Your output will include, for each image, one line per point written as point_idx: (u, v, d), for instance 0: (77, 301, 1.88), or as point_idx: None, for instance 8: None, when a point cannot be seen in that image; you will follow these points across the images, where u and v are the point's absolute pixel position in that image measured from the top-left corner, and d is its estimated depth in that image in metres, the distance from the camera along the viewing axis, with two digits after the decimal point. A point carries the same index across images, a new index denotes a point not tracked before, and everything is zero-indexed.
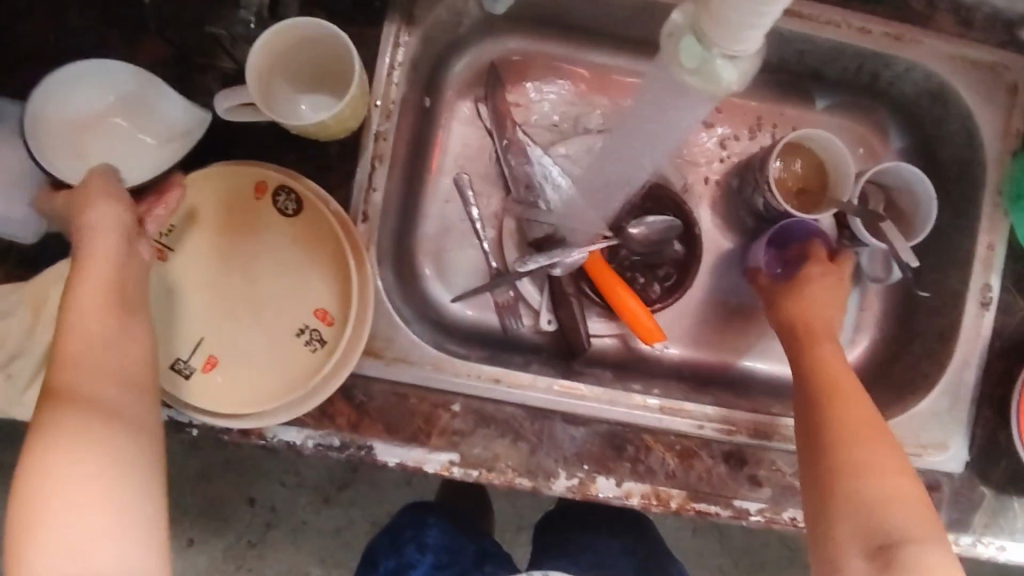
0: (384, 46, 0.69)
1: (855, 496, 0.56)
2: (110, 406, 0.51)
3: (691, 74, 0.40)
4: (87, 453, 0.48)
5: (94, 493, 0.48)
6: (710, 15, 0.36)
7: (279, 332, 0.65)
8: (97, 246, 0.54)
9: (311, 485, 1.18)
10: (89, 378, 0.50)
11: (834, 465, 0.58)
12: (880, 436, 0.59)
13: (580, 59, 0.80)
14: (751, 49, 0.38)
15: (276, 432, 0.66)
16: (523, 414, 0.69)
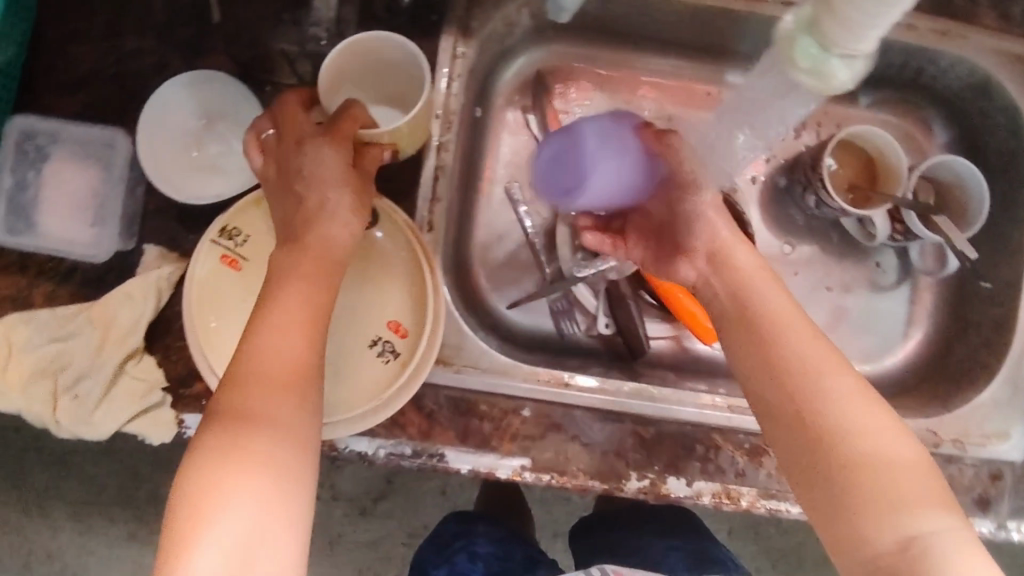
0: (444, 58, 0.70)
1: (841, 460, 0.49)
2: (295, 430, 0.49)
3: (804, 74, 0.42)
4: (253, 476, 0.47)
5: (271, 515, 0.46)
6: (829, 14, 0.38)
7: (351, 342, 0.66)
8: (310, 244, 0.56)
9: (350, 496, 1.18)
10: (262, 400, 0.49)
11: (809, 435, 0.51)
12: (846, 376, 0.52)
13: (626, 64, 0.82)
14: (866, 48, 0.39)
15: (348, 442, 0.67)
16: (592, 417, 0.70)
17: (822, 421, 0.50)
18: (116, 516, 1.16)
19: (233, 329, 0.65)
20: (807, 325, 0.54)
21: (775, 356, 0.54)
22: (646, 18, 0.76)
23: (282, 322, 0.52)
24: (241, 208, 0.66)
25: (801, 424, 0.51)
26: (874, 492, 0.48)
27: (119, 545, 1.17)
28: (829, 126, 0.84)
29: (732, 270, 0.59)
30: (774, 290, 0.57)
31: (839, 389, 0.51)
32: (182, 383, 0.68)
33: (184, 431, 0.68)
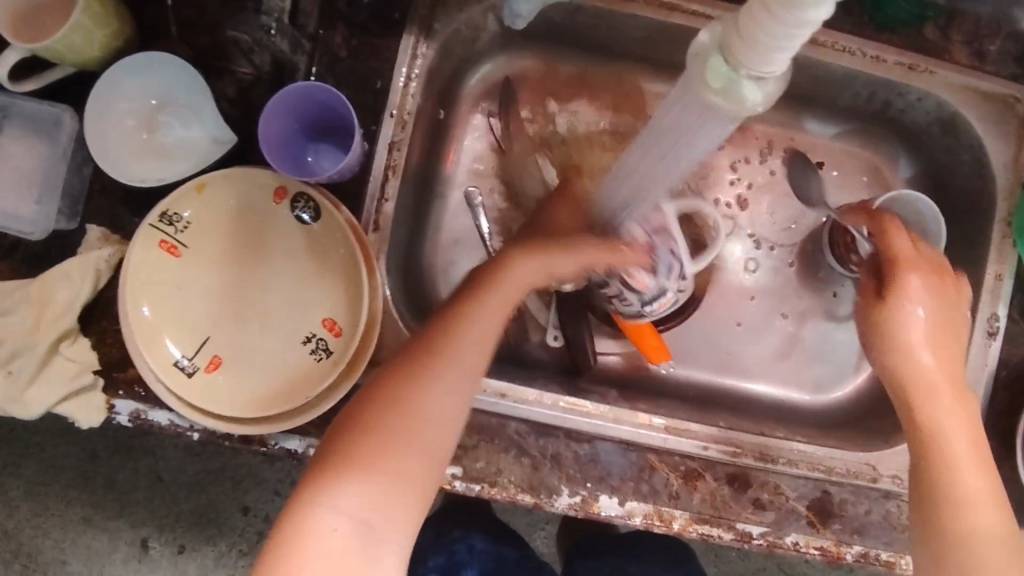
0: (403, 55, 0.69)
1: (966, 531, 0.55)
2: (386, 504, 0.50)
3: (715, 93, 0.41)
4: (358, 489, 0.50)
5: (387, 499, 0.50)
6: (738, 36, 0.37)
7: (285, 337, 0.65)
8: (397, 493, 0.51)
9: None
10: (398, 448, 0.52)
11: (951, 527, 0.55)
12: (984, 459, 0.58)
13: (593, 80, 0.81)
14: (777, 71, 0.38)
15: (279, 440, 0.65)
16: (529, 430, 0.69)
17: (964, 487, 0.56)
18: (71, 499, 1.16)
19: (168, 319, 0.64)
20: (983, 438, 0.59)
21: (938, 463, 0.58)
22: (613, 33, 0.75)
23: (396, 441, 0.52)
24: (182, 193, 0.64)
25: (926, 486, 0.58)
26: (968, 530, 0.55)
27: (72, 529, 1.17)
28: (794, 154, 0.83)
29: (922, 402, 0.60)
30: (961, 419, 0.59)
31: (957, 426, 0.59)
32: (115, 367, 0.68)
33: (115, 416, 0.68)
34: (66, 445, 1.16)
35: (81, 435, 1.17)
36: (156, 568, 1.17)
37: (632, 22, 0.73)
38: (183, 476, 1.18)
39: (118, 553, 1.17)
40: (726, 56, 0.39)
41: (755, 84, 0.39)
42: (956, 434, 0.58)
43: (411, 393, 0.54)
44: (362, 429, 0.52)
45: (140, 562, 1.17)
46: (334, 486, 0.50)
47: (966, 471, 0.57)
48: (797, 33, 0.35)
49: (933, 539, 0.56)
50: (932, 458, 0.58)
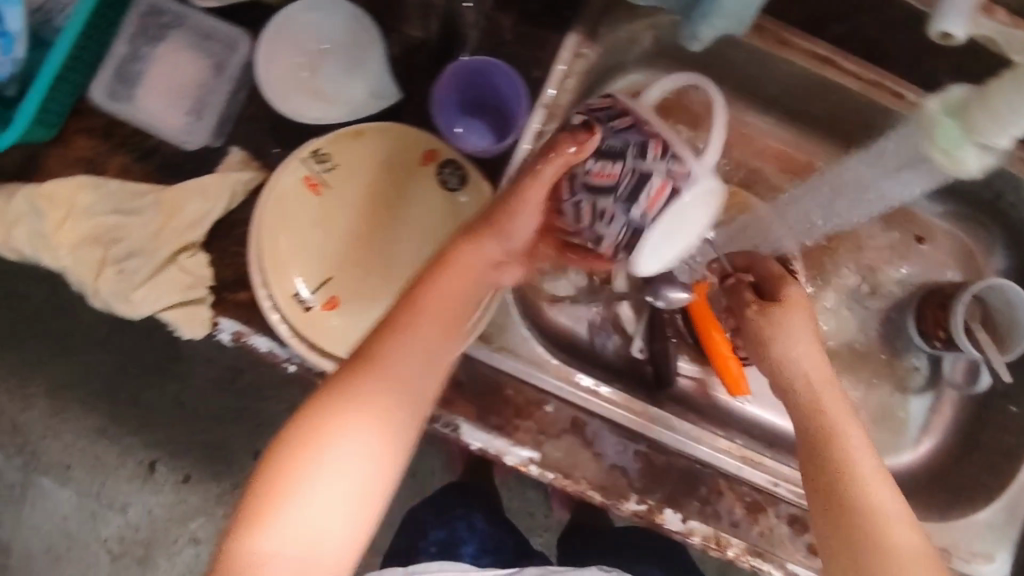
0: (564, 54, 0.70)
1: None
2: (391, 429, 0.53)
3: (940, 152, 0.44)
4: (364, 418, 0.52)
5: (387, 443, 0.52)
6: (985, 105, 0.40)
7: (404, 293, 0.67)
8: (390, 424, 0.53)
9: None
10: (393, 385, 0.53)
11: None
12: (909, 518, 0.54)
13: (723, 111, 0.84)
14: (1005, 144, 0.41)
15: (371, 390, 0.66)
16: (611, 432, 0.71)
17: (884, 547, 0.52)
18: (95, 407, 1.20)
19: (297, 251, 0.66)
20: (897, 497, 0.55)
21: (861, 510, 0.54)
22: (760, 72, 0.78)
23: (396, 374, 0.54)
24: (339, 136, 0.67)
25: (845, 533, 0.54)
26: None
27: (85, 437, 1.20)
28: (895, 223, 0.86)
29: (836, 443, 0.58)
30: (871, 457, 0.57)
31: (866, 469, 0.56)
32: (227, 287, 0.70)
33: (217, 333, 0.69)
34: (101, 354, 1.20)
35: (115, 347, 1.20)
36: (159, 491, 1.20)
37: (785, 67, 0.76)
38: (206, 407, 1.20)
39: (125, 469, 1.20)
40: (960, 122, 0.42)
41: (979, 151, 0.42)
42: (887, 494, 0.55)
43: (382, 332, 0.55)
44: (365, 359, 0.54)
45: (145, 482, 1.20)
46: (340, 422, 0.51)
47: (886, 495, 0.55)
48: None
49: None
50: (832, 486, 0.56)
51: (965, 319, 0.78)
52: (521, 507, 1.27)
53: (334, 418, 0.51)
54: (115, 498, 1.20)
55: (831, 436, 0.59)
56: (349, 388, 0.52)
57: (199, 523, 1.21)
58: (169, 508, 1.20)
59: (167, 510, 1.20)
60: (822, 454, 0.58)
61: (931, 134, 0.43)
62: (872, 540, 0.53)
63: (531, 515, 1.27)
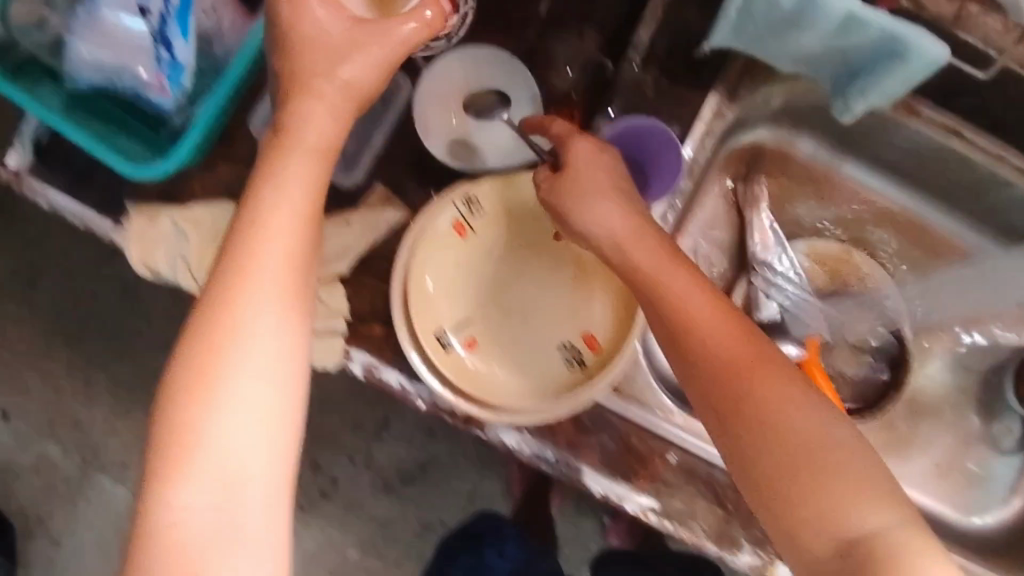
0: (707, 113, 0.72)
1: (813, 513, 0.50)
2: (245, 362, 0.53)
3: None
4: (199, 363, 0.53)
5: (242, 373, 0.53)
6: None
7: (543, 339, 0.69)
8: (228, 331, 0.53)
9: (382, 469, 1.30)
10: (211, 320, 0.53)
11: (800, 485, 0.51)
12: (794, 384, 0.54)
13: (836, 169, 0.86)
14: None
15: (499, 432, 0.70)
16: (730, 484, 0.72)
17: (787, 426, 0.52)
18: None
19: (443, 292, 0.69)
20: (779, 363, 0.55)
21: (746, 386, 0.53)
22: (881, 137, 0.80)
23: (234, 304, 0.53)
24: (490, 183, 0.69)
25: (736, 423, 0.53)
26: (813, 480, 0.50)
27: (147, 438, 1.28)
28: None
29: (677, 313, 0.56)
30: (716, 335, 0.55)
31: (717, 349, 0.55)
32: (362, 320, 0.71)
33: (347, 364, 0.70)
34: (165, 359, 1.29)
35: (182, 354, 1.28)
36: None
37: (910, 133, 0.77)
38: None
39: None
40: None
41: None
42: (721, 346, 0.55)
43: (249, 235, 0.54)
44: (246, 278, 0.54)
45: None
46: (237, 333, 0.53)
47: (818, 463, 0.51)
48: None
49: (770, 495, 0.51)
50: (717, 367, 0.55)
51: None
52: (578, 533, 1.28)
53: (208, 391, 0.52)
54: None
55: (661, 305, 0.57)
56: (251, 274, 0.54)
57: None
58: None
59: None
60: (663, 317, 0.57)
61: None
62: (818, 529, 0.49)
63: (587, 543, 1.28)
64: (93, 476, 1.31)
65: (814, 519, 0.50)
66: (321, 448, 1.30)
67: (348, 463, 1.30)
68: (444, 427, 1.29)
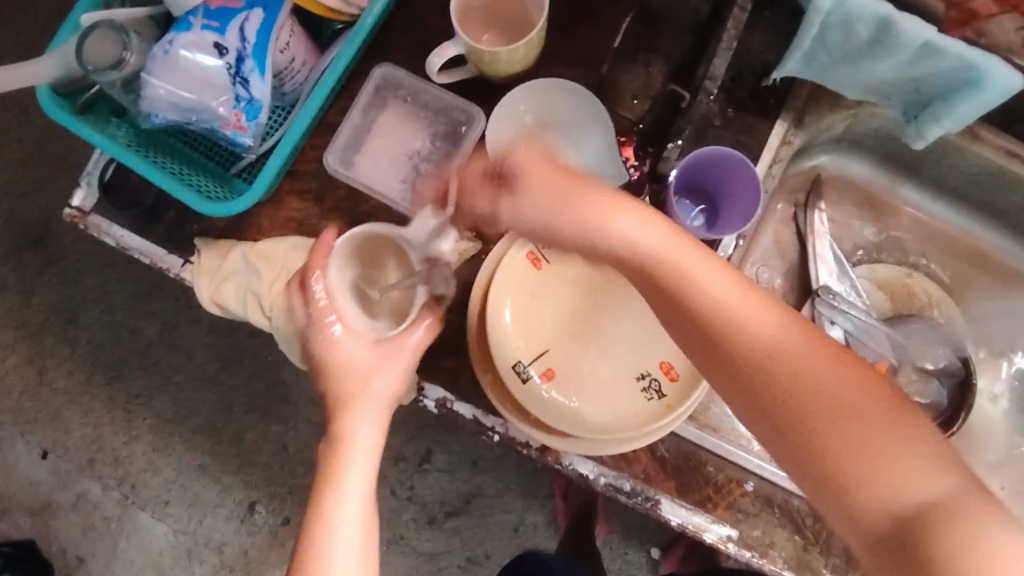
0: (774, 140, 0.73)
1: (830, 469, 0.43)
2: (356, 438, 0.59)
3: None
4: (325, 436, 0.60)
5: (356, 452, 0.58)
6: None
7: (620, 368, 0.69)
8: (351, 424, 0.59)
9: (425, 503, 1.29)
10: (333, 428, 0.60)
11: (821, 457, 0.43)
12: (801, 354, 0.45)
13: (895, 193, 0.87)
14: None
15: (574, 462, 0.70)
16: (810, 512, 0.71)
17: (792, 399, 0.45)
18: (196, 443, 1.27)
19: (520, 321, 0.69)
20: (776, 335, 0.46)
21: (743, 357, 0.46)
22: (939, 161, 0.81)
23: (341, 405, 0.60)
24: None
25: (756, 401, 0.46)
26: (827, 459, 0.43)
27: (187, 472, 1.27)
28: None
29: (651, 283, 0.50)
30: (724, 306, 0.47)
31: (724, 308, 0.47)
32: (435, 353, 0.71)
33: (421, 399, 0.70)
34: (204, 393, 1.27)
35: (223, 387, 1.27)
36: (256, 532, 1.25)
37: (968, 158, 0.78)
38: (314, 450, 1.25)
39: (224, 508, 1.26)
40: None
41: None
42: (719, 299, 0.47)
43: (320, 332, 0.62)
44: (348, 390, 0.61)
45: (244, 522, 1.26)
46: (348, 450, 0.58)
47: (875, 440, 0.42)
48: None
49: (819, 472, 0.44)
50: (723, 344, 0.47)
51: None
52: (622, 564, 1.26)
53: (335, 481, 0.57)
54: (215, 533, 1.26)
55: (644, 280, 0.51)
56: (356, 386, 0.61)
57: None
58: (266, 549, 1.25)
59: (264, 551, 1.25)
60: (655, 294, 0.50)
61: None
62: (883, 507, 0.41)
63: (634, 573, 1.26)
64: (133, 514, 1.27)
65: (836, 474, 0.43)
66: (361, 482, 1.29)
67: (388, 497, 1.29)
68: (486, 459, 1.28)
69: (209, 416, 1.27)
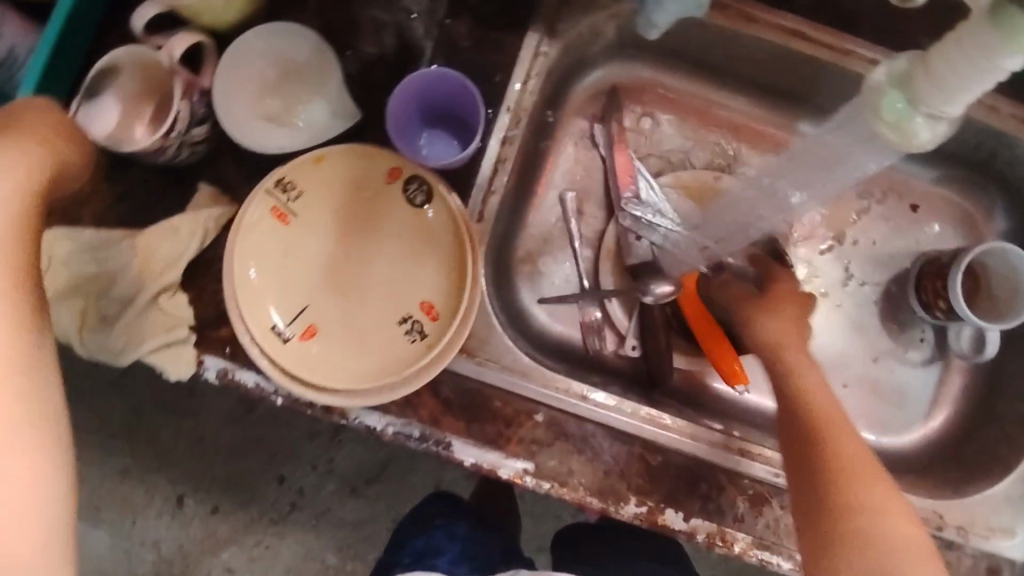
0: (526, 54, 0.69)
1: None
2: None
3: (887, 126, 0.44)
4: None
5: None
6: (926, 75, 0.40)
7: (382, 314, 0.66)
8: None
9: (345, 472, 1.12)
10: None
11: None
12: None
13: (696, 94, 0.81)
14: (953, 112, 0.41)
15: (359, 414, 0.66)
16: (604, 435, 0.70)
17: None
18: (109, 449, 1.12)
19: (272, 284, 0.65)
20: None
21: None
22: (730, 53, 0.75)
23: None
24: (301, 162, 0.65)
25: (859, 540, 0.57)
26: None
27: (104, 478, 1.12)
28: (876, 189, 0.83)
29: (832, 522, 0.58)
30: None
31: None
32: (209, 325, 0.69)
33: (202, 371, 0.68)
34: (107, 397, 1.11)
35: (120, 385, 1.12)
36: (187, 525, 1.12)
37: (752, 45, 0.72)
38: (223, 440, 1.12)
39: (152, 507, 1.12)
40: (905, 93, 0.42)
41: (932, 122, 0.42)
42: None
43: None
44: None
45: (174, 517, 1.12)
46: None
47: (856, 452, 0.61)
48: (986, 77, 0.38)
49: None
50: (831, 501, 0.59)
51: (954, 283, 0.74)
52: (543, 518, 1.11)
53: None
54: (147, 535, 1.12)
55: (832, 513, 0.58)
56: None
57: (230, 553, 1.12)
58: (200, 542, 1.12)
59: (198, 544, 1.12)
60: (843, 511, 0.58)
61: (878, 109, 0.44)
62: None
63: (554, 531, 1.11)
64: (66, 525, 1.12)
65: None
66: (281, 462, 1.12)
67: (309, 472, 1.12)
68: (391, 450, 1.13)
69: (112, 419, 1.12)
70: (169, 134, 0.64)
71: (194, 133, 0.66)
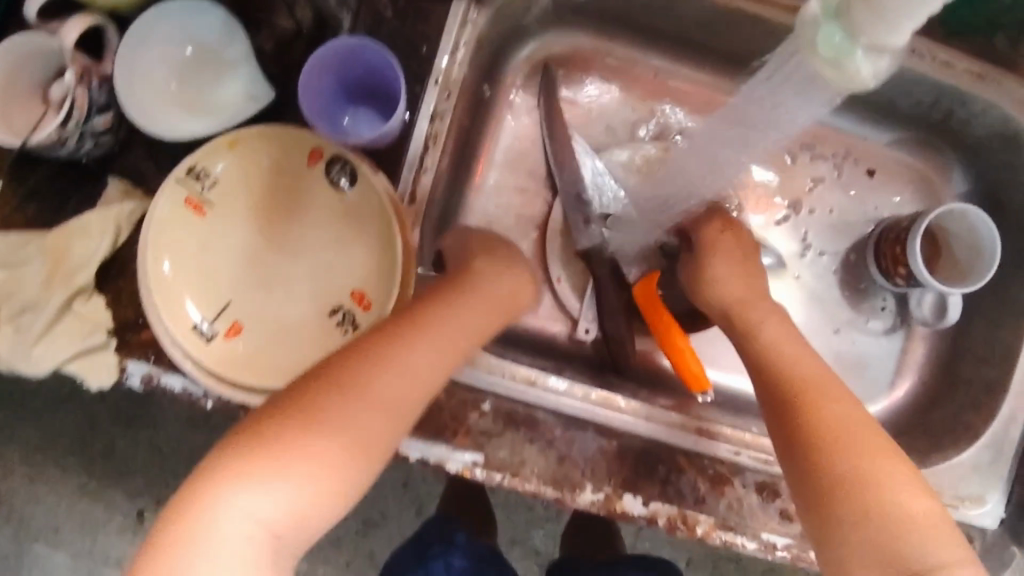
0: (452, 24, 0.65)
1: None
2: None
3: (825, 64, 0.42)
4: None
5: None
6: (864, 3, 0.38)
7: (311, 306, 0.63)
8: None
9: None
10: None
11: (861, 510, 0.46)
12: None
13: (641, 62, 0.78)
14: (895, 43, 0.40)
15: None
16: (557, 424, 0.66)
17: None
18: (65, 464, 1.05)
19: (191, 280, 0.61)
20: None
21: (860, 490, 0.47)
22: (672, 15, 0.72)
23: None
24: (213, 148, 0.61)
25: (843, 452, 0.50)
26: None
27: (57, 493, 1.05)
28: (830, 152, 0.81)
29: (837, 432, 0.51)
30: None
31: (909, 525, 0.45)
32: (130, 327, 0.63)
33: (126, 379, 0.62)
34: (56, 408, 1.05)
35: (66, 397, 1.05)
36: (149, 538, 1.06)
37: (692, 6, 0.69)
38: (182, 446, 1.06)
39: (112, 522, 1.06)
40: (843, 25, 0.40)
41: (873, 56, 0.41)
42: None
43: None
44: None
45: (136, 533, 1.06)
46: None
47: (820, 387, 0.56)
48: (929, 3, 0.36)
49: None
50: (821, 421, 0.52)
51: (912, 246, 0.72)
52: (519, 522, 1.03)
53: None
54: (106, 551, 1.06)
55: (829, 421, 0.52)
56: None
57: None
58: None
59: None
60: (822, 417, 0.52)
61: (815, 44, 0.42)
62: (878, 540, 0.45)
63: (528, 538, 1.03)
64: (26, 548, 1.05)
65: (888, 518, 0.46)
66: None
67: None
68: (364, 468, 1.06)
69: (63, 428, 1.05)
70: (64, 125, 0.59)
71: (94, 123, 0.61)
